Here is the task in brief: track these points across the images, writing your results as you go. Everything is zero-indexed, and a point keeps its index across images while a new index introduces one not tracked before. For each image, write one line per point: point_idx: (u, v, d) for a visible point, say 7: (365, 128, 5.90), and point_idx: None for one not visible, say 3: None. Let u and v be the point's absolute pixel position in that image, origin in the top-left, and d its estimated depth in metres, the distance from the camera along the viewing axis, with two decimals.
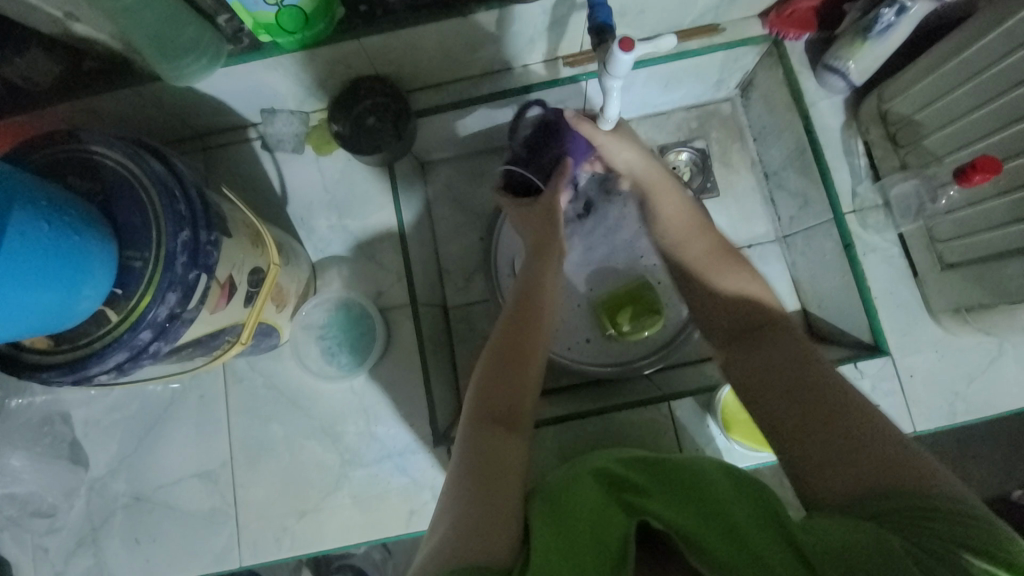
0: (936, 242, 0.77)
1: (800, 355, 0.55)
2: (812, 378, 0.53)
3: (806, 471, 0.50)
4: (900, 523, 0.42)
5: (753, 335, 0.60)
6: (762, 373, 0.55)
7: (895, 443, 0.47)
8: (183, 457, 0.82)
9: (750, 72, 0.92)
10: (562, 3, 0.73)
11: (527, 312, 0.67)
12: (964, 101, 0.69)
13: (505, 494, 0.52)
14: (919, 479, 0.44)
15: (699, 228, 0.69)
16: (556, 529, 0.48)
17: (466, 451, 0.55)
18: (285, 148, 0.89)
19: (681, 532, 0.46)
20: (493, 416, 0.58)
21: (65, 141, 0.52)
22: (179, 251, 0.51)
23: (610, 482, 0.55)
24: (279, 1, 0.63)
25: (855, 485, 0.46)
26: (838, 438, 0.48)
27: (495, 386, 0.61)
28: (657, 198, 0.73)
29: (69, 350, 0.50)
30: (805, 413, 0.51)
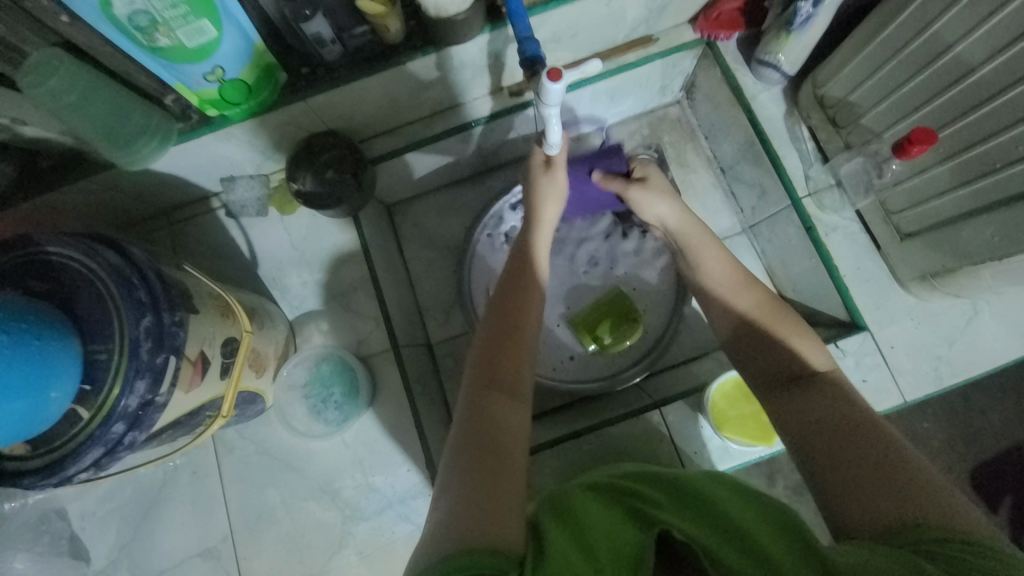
0: (891, 214, 0.79)
1: (838, 398, 0.57)
2: (852, 425, 0.53)
3: (842, 507, 0.49)
4: (944, 556, 0.40)
5: (791, 384, 0.60)
6: (797, 413, 0.57)
7: (934, 487, 0.47)
8: (183, 537, 0.80)
9: (690, 75, 0.95)
10: (496, 38, 0.75)
11: (519, 280, 0.70)
12: (892, 78, 0.72)
13: (510, 482, 0.52)
14: (953, 518, 0.43)
15: (748, 281, 0.70)
16: (575, 540, 0.45)
17: (468, 418, 0.57)
18: (249, 213, 0.90)
19: (694, 539, 0.45)
20: (490, 382, 0.60)
21: (18, 246, 0.52)
22: (143, 337, 0.51)
23: (620, 492, 0.53)
24: (219, 76, 0.65)
25: (886, 517, 0.46)
26: (874, 479, 0.49)
27: (496, 359, 0.62)
28: (700, 255, 0.74)
29: (45, 455, 0.49)
30: (832, 454, 0.52)
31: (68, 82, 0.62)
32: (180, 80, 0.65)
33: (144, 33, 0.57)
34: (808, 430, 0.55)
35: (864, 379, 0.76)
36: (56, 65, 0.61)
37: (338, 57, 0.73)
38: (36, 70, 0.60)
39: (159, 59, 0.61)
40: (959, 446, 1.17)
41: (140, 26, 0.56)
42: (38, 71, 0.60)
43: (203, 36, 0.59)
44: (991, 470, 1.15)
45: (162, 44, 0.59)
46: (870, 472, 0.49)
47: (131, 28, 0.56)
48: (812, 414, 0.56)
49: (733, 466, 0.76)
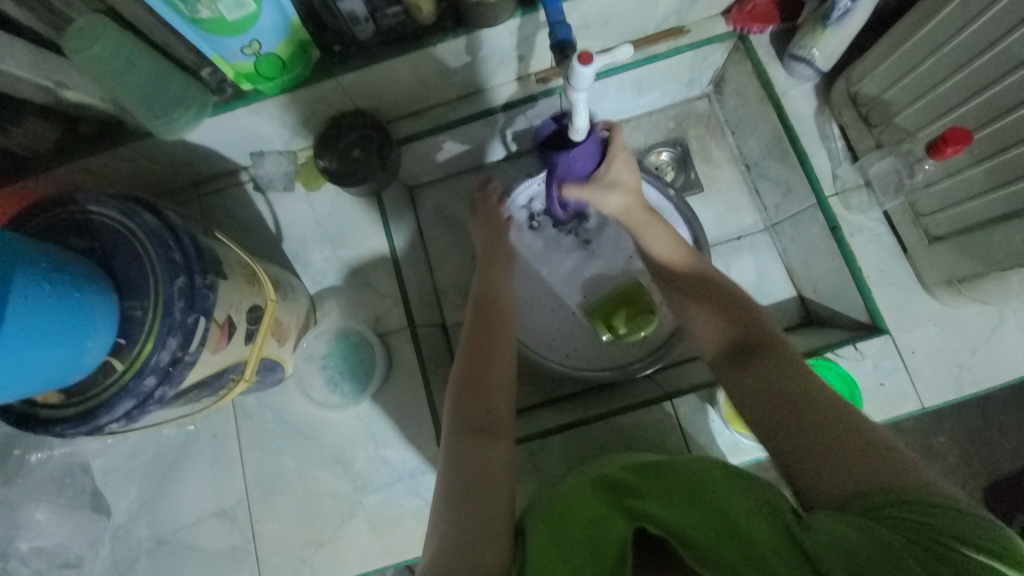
0: (921, 216, 0.77)
1: (795, 374, 0.56)
2: (813, 397, 0.54)
3: (803, 477, 0.50)
4: (896, 521, 0.42)
5: (746, 357, 0.60)
6: (760, 387, 0.57)
7: (893, 454, 0.48)
8: (201, 496, 0.83)
9: (720, 68, 0.94)
10: (527, 23, 0.75)
11: (487, 313, 0.72)
12: (928, 76, 0.70)
13: (493, 519, 0.52)
14: (914, 483, 0.45)
15: (689, 258, 0.73)
16: (554, 543, 0.50)
17: (452, 466, 0.57)
18: (276, 187, 0.92)
19: (679, 535, 0.48)
20: (472, 427, 0.60)
21: (62, 204, 0.54)
22: (176, 297, 0.53)
23: (609, 484, 0.57)
24: (256, 50, 0.67)
25: (850, 487, 0.47)
26: (836, 449, 0.49)
27: (469, 400, 0.63)
28: (647, 231, 0.76)
29: (79, 403, 0.51)
30: (799, 428, 0.52)
31: (113, 47, 0.64)
32: (219, 53, 0.67)
33: (187, 4, 0.58)
34: (771, 404, 0.55)
35: (881, 382, 0.75)
36: (101, 32, 0.63)
37: (370, 36, 0.74)
38: (81, 37, 0.62)
39: (200, 31, 0.63)
40: (978, 463, 1.14)
41: None
42: (82, 38, 0.62)
43: (243, 10, 0.61)
44: (1013, 487, 1.12)
45: (203, 16, 0.60)
46: (834, 442, 0.50)
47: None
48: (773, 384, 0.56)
49: (749, 458, 0.77)
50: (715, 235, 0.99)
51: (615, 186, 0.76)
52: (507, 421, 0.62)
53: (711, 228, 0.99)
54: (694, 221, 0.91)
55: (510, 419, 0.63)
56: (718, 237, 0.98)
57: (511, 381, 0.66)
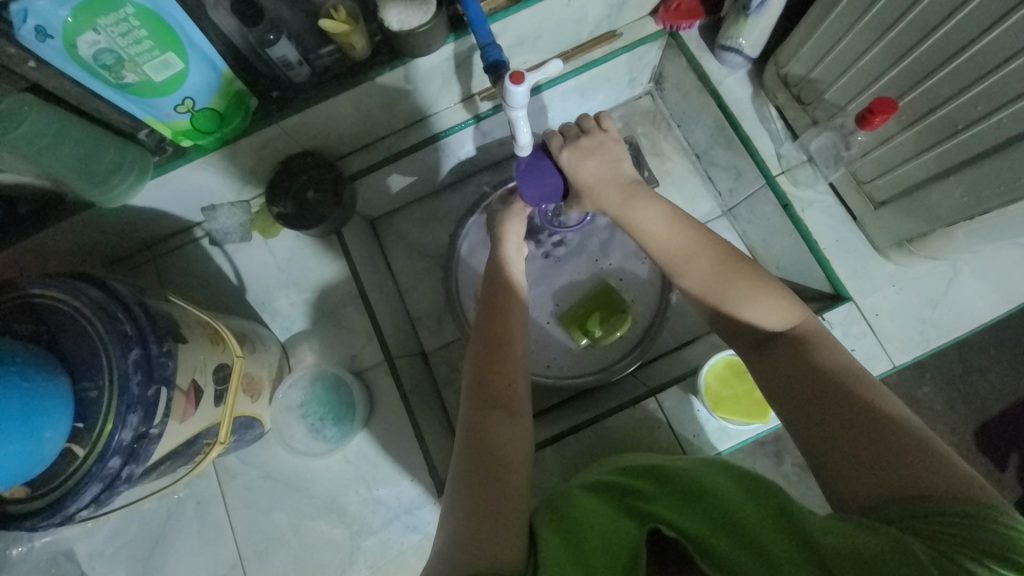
0: (863, 183, 0.80)
1: (831, 365, 0.56)
2: (844, 388, 0.54)
3: (830, 473, 0.52)
4: (930, 533, 0.43)
5: (771, 345, 0.61)
6: (785, 377, 0.58)
7: (929, 452, 0.48)
8: (193, 567, 0.80)
9: (657, 66, 0.97)
10: (461, 46, 0.76)
11: (502, 303, 0.71)
12: (850, 52, 0.73)
13: (510, 496, 0.53)
14: (941, 486, 0.46)
15: (695, 243, 0.67)
16: (569, 548, 0.48)
17: (467, 440, 0.59)
18: (233, 239, 0.90)
19: (693, 539, 0.48)
20: (490, 403, 0.62)
21: (3, 291, 0.53)
22: (132, 370, 0.51)
23: (615, 492, 0.56)
24: (190, 107, 0.66)
25: (875, 492, 0.48)
26: (863, 446, 0.50)
27: (486, 380, 0.64)
28: (641, 217, 0.70)
29: (43, 496, 0.49)
30: (828, 422, 0.53)
31: (40, 124, 0.62)
32: (152, 114, 0.66)
33: (111, 71, 0.58)
34: (797, 394, 0.56)
35: (853, 348, 0.77)
36: (26, 112, 0.61)
37: (307, 78, 0.74)
38: (5, 118, 0.60)
39: (129, 95, 0.62)
40: (958, 409, 1.18)
41: (106, 64, 0.57)
42: (6, 118, 0.60)
43: (170, 69, 0.61)
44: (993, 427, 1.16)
45: (129, 80, 0.60)
46: (862, 438, 0.51)
47: (98, 67, 0.57)
48: (797, 375, 0.57)
49: (736, 443, 0.77)
50: None
51: (585, 193, 0.73)
52: (525, 403, 0.64)
53: None
54: None
55: (523, 395, 0.65)
56: None
57: (524, 376, 0.66)
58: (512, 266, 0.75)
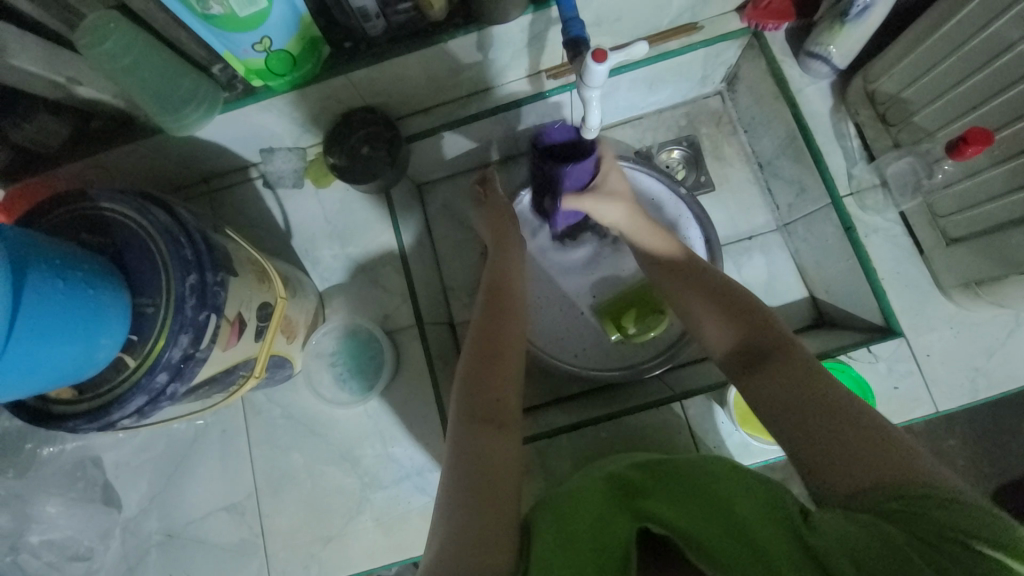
0: (938, 217, 0.76)
1: (801, 364, 0.56)
2: (823, 391, 0.53)
3: (813, 473, 0.50)
4: (908, 519, 0.43)
5: (761, 357, 0.59)
6: (771, 384, 0.56)
7: (902, 444, 0.48)
8: (210, 491, 0.84)
9: (734, 65, 0.93)
10: (539, 19, 0.74)
11: (499, 303, 0.73)
12: (950, 75, 0.69)
13: (500, 507, 0.53)
14: (920, 475, 0.45)
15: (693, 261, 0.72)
16: (563, 537, 0.50)
17: (458, 454, 0.57)
18: (286, 184, 0.92)
19: (687, 537, 0.47)
20: (480, 417, 0.60)
21: (75, 199, 0.55)
22: (188, 294, 0.53)
23: (623, 488, 0.57)
24: (267, 47, 0.66)
25: (859, 485, 0.47)
26: (847, 444, 0.49)
27: (478, 386, 0.63)
28: (646, 238, 0.77)
29: (93, 399, 0.51)
30: (812, 424, 0.51)
31: (124, 44, 0.63)
32: (230, 49, 0.66)
33: (198, 1, 0.58)
34: (782, 400, 0.55)
35: (896, 385, 0.74)
36: (111, 29, 0.63)
37: (381, 33, 0.73)
38: (93, 33, 0.62)
39: (211, 27, 0.62)
40: (988, 467, 1.13)
41: None
42: (94, 34, 0.62)
43: (254, 6, 0.60)
44: None
45: (215, 12, 0.59)
46: (845, 438, 0.49)
47: None
48: (784, 382, 0.55)
49: (756, 460, 0.77)
50: (727, 234, 0.97)
51: (608, 194, 0.78)
52: (515, 414, 0.62)
53: (722, 227, 0.98)
54: (705, 220, 0.90)
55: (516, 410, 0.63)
56: (729, 237, 0.97)
57: (519, 375, 0.66)
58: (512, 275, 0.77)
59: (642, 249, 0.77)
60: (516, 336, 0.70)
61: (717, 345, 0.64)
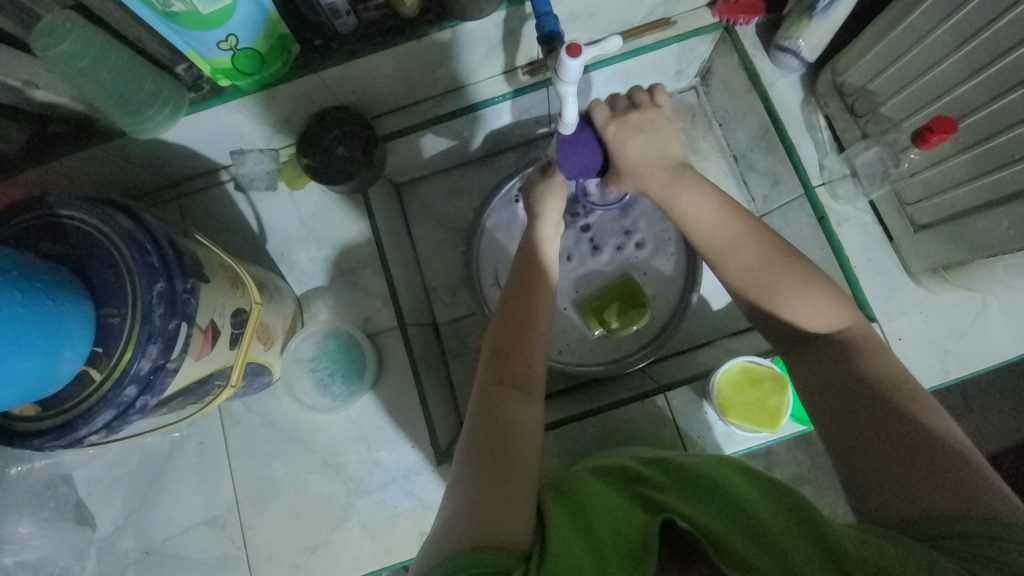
0: (906, 205, 0.78)
1: (879, 378, 0.55)
2: (900, 412, 0.53)
3: (866, 487, 0.51)
4: (968, 554, 0.42)
5: (827, 351, 0.59)
6: (834, 387, 0.57)
7: (978, 485, 0.47)
8: (190, 505, 0.81)
9: (707, 60, 0.94)
10: (513, 14, 0.74)
11: (533, 278, 0.69)
12: (913, 66, 0.71)
13: (518, 460, 0.54)
14: (991, 517, 0.45)
15: (744, 235, 0.65)
16: (579, 524, 0.49)
17: (480, 411, 0.58)
18: (258, 186, 0.90)
19: (705, 530, 0.46)
20: (504, 380, 0.61)
21: (32, 207, 0.52)
22: (156, 303, 0.51)
23: (626, 477, 0.56)
24: (233, 45, 0.64)
25: (911, 509, 0.47)
26: (913, 467, 0.49)
27: (508, 359, 0.62)
28: (687, 206, 0.68)
29: (55, 416, 0.49)
30: (876, 438, 0.52)
31: (81, 43, 0.61)
32: (193, 47, 0.64)
33: None
34: (845, 406, 0.55)
35: None
36: (68, 28, 0.60)
37: (352, 30, 0.72)
38: (48, 33, 0.60)
39: (173, 25, 0.60)
40: None
41: None
42: (49, 35, 0.60)
43: (218, 3, 0.58)
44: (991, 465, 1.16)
45: (176, 10, 0.57)
46: (911, 462, 0.49)
47: None
48: (850, 388, 0.56)
49: (740, 449, 0.77)
50: None
51: (626, 173, 0.71)
52: (539, 383, 0.63)
53: None
54: None
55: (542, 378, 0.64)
56: None
57: (542, 357, 0.65)
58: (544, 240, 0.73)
59: (688, 226, 0.69)
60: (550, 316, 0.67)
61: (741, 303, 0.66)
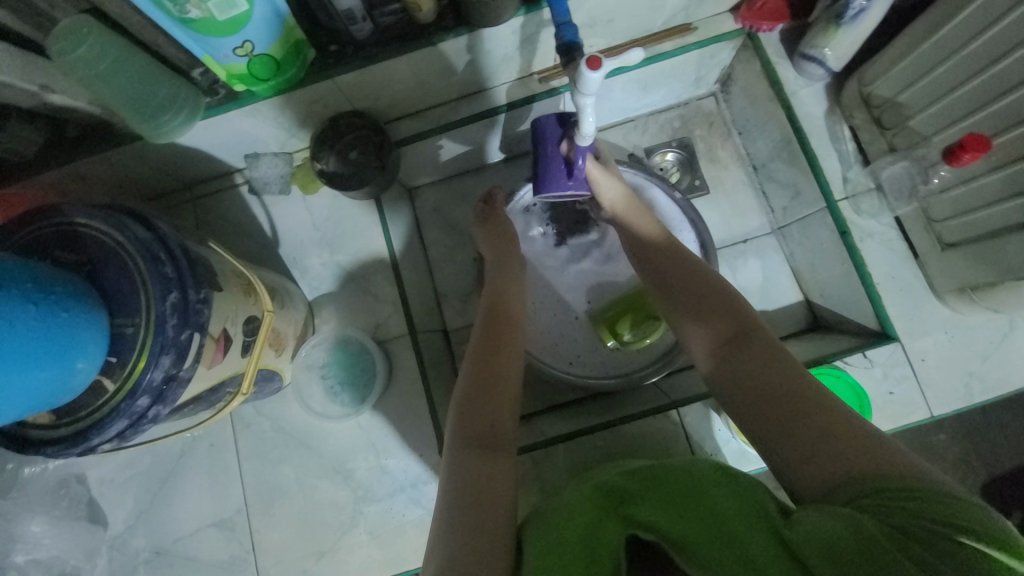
0: (933, 222, 0.75)
1: (772, 355, 0.57)
2: (794, 383, 0.54)
3: (788, 469, 0.51)
4: (884, 508, 0.42)
5: (730, 346, 0.60)
6: (737, 377, 0.58)
7: (875, 436, 0.48)
8: (199, 507, 0.82)
9: (728, 66, 0.92)
10: (530, 21, 0.72)
11: (502, 324, 0.71)
12: (945, 79, 0.68)
13: (491, 532, 0.51)
14: (895, 465, 0.45)
15: (670, 243, 0.74)
16: (551, 564, 0.47)
17: (453, 481, 0.56)
18: (272, 190, 0.90)
19: (674, 540, 0.47)
20: (478, 442, 0.59)
21: (48, 215, 0.52)
22: (169, 313, 0.51)
23: (613, 498, 0.54)
24: (249, 51, 0.64)
25: (830, 477, 0.47)
26: (821, 434, 0.50)
27: (476, 411, 0.61)
28: (634, 221, 0.77)
29: (69, 424, 0.49)
30: (779, 417, 0.53)
31: (99, 49, 0.61)
32: (210, 53, 0.64)
33: (175, 4, 0.55)
34: (751, 394, 0.56)
35: (891, 391, 0.74)
36: (86, 34, 0.60)
37: (368, 35, 0.71)
38: (66, 39, 0.60)
39: (190, 31, 0.60)
40: (979, 462, 1.14)
41: None
42: (66, 40, 0.60)
43: (235, 9, 0.58)
44: (1012, 485, 1.12)
45: (193, 16, 0.57)
46: (817, 428, 0.50)
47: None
48: (753, 374, 0.57)
49: (754, 468, 0.76)
50: (721, 238, 0.97)
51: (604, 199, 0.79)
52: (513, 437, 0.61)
53: (717, 231, 0.97)
54: (700, 224, 0.89)
55: (513, 434, 0.62)
56: (724, 240, 0.97)
57: (518, 370, 0.67)
58: (512, 290, 0.75)
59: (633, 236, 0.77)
60: (515, 357, 0.68)
61: (699, 355, 0.63)
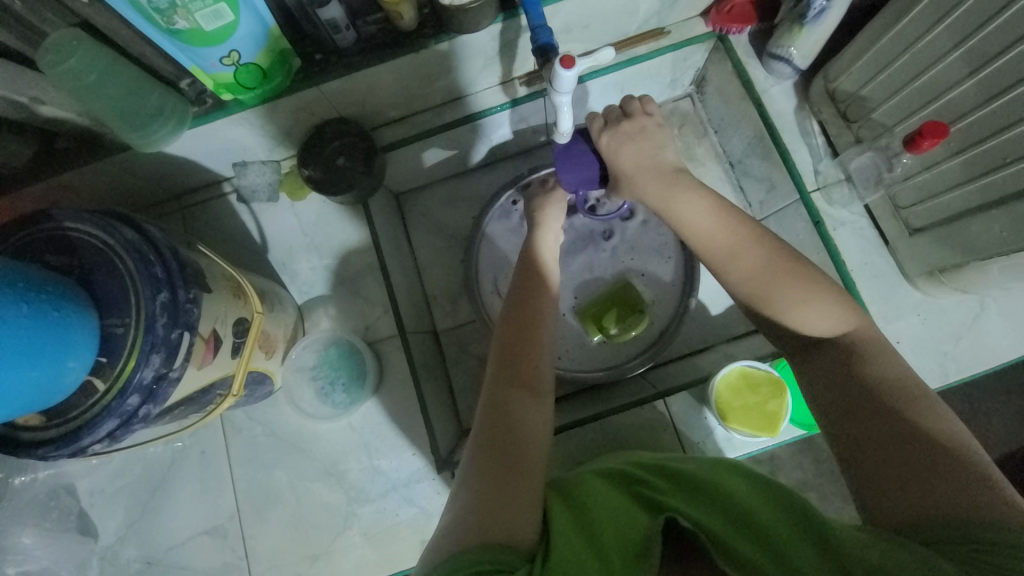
0: (900, 209, 0.78)
1: (869, 371, 0.56)
2: (890, 407, 0.53)
3: (870, 492, 0.51)
4: (964, 558, 0.43)
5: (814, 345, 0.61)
6: (825, 376, 0.58)
7: (974, 482, 0.47)
8: (192, 515, 0.81)
9: (701, 68, 0.95)
10: (509, 27, 0.75)
11: (533, 276, 0.70)
12: (903, 72, 0.72)
13: (520, 471, 0.53)
14: (988, 518, 0.44)
15: (742, 238, 0.64)
16: (581, 522, 0.49)
17: (488, 412, 0.59)
18: (260, 198, 0.91)
19: (710, 531, 0.47)
20: (515, 380, 0.61)
21: (39, 221, 0.53)
22: (159, 313, 0.52)
23: (623, 478, 0.56)
24: (236, 61, 0.66)
25: (914, 514, 0.47)
26: (913, 468, 0.49)
27: (516, 360, 0.63)
28: (677, 207, 0.67)
29: (60, 425, 0.50)
30: (872, 438, 0.53)
31: (88, 61, 0.63)
32: (197, 64, 0.66)
33: (162, 15, 0.57)
34: (839, 404, 0.56)
35: None
36: (74, 46, 0.62)
37: (351, 44, 0.73)
38: (55, 51, 0.61)
39: (178, 42, 0.62)
40: None
41: (159, 8, 0.56)
42: (55, 52, 0.61)
43: (221, 20, 0.60)
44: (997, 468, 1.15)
45: (180, 27, 0.59)
46: (910, 464, 0.50)
47: (150, 9, 0.56)
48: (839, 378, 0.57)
49: (740, 453, 0.77)
50: None
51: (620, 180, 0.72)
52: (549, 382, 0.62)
53: None
54: None
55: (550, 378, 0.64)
56: None
57: (551, 350, 0.66)
58: (545, 244, 0.74)
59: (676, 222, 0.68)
60: (550, 315, 0.68)
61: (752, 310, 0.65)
